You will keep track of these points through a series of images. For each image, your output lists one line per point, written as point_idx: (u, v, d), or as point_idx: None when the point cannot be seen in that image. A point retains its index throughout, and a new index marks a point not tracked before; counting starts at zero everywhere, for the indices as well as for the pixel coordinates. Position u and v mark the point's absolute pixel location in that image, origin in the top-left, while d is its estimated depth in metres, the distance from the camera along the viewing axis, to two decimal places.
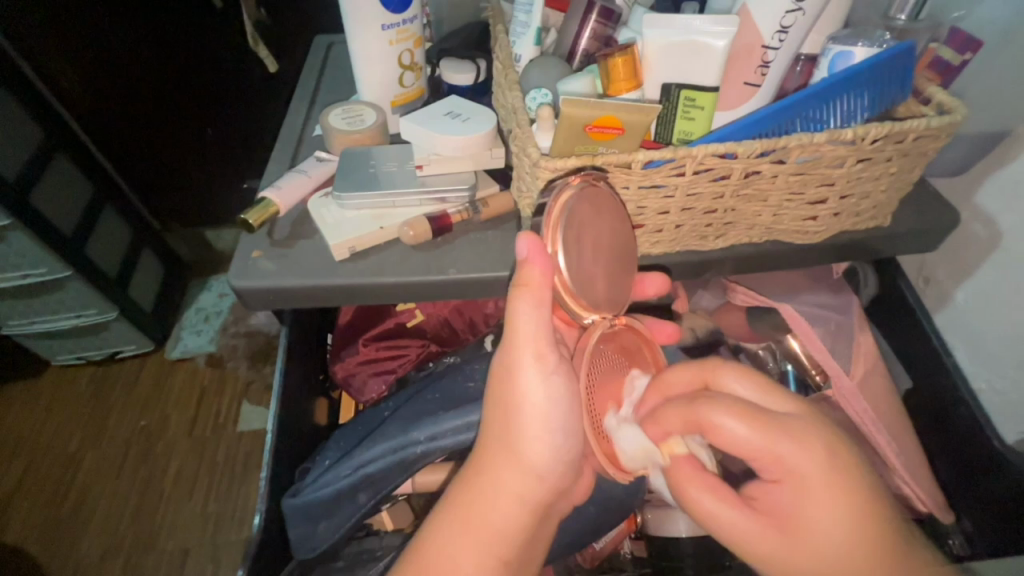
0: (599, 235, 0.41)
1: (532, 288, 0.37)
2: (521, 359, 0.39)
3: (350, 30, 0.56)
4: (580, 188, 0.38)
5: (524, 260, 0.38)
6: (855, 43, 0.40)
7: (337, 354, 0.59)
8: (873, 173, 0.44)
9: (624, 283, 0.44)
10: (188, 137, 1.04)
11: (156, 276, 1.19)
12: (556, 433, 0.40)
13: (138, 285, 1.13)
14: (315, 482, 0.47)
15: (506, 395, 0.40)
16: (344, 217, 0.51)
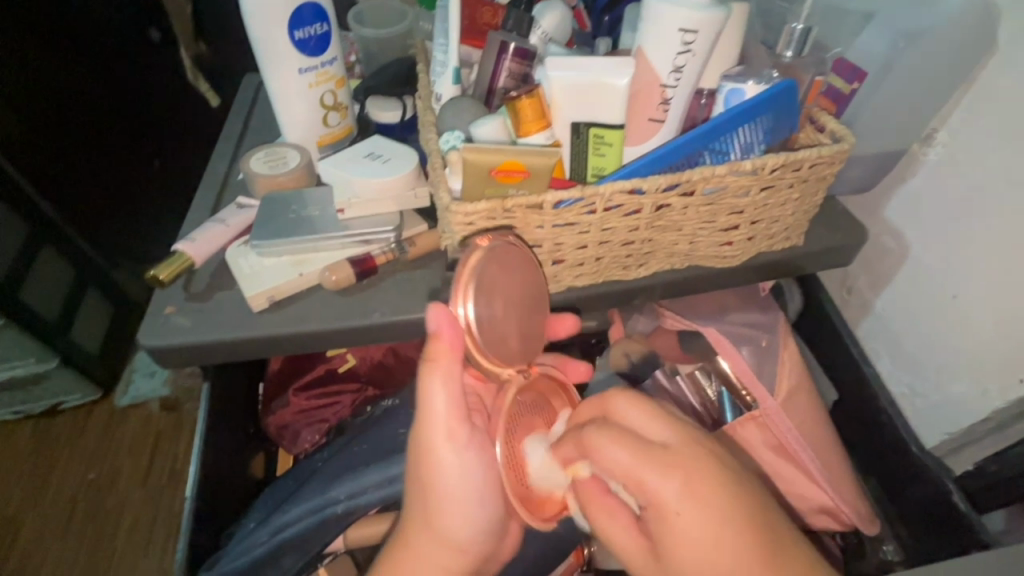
0: (509, 291, 0.40)
1: (439, 363, 0.38)
2: (434, 438, 0.39)
3: (267, 73, 0.55)
4: (488, 248, 0.38)
5: (433, 333, 0.38)
6: (745, 80, 0.42)
7: (270, 406, 0.57)
8: (778, 200, 0.46)
9: (536, 333, 0.43)
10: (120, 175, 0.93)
11: (103, 321, 1.04)
12: (474, 504, 0.41)
13: (82, 329, 1.00)
14: (235, 550, 0.46)
15: (426, 473, 0.40)
16: (263, 266, 0.50)
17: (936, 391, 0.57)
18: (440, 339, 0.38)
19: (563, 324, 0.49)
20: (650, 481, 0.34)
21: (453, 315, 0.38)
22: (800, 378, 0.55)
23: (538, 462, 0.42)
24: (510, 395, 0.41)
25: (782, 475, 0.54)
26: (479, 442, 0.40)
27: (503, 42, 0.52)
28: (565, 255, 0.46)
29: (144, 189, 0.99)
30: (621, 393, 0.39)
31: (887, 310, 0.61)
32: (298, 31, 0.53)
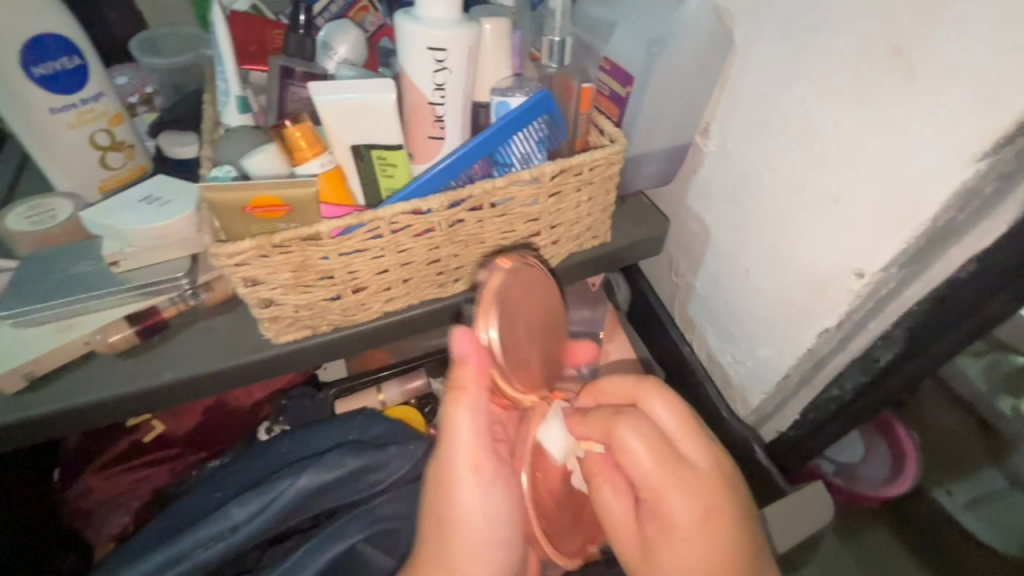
0: (530, 314, 0.41)
1: (465, 391, 0.39)
2: (459, 473, 0.42)
3: (8, 115, 0.48)
4: (511, 270, 0.39)
5: (461, 358, 0.38)
6: (512, 93, 0.43)
7: (67, 494, 0.50)
8: (569, 203, 0.48)
9: (554, 361, 0.45)
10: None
11: None
12: (493, 540, 0.43)
13: None
14: None
15: (449, 506, 0.43)
16: (20, 338, 0.43)
17: (749, 357, 0.63)
18: (467, 365, 0.38)
19: (586, 351, 0.51)
20: (668, 492, 0.40)
21: (477, 340, 0.38)
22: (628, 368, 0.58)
23: (553, 440, 0.43)
24: (536, 426, 0.44)
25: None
26: (501, 477, 0.43)
27: (285, 67, 0.50)
28: (367, 282, 0.44)
29: None
30: (654, 389, 0.44)
31: (705, 290, 0.66)
32: (36, 68, 0.47)
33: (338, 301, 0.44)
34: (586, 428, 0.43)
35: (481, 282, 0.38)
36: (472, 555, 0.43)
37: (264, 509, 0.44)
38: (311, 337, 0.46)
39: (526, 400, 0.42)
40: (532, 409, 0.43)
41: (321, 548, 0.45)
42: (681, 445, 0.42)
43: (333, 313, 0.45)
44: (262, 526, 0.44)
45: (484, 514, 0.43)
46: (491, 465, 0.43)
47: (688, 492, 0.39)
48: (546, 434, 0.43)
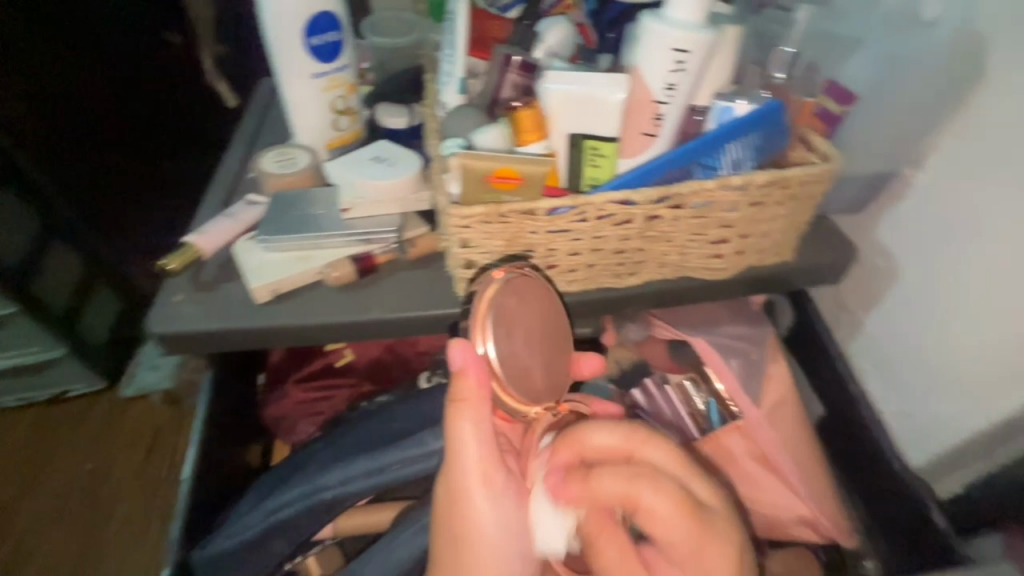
0: (530, 327, 0.42)
1: (469, 402, 0.40)
2: (468, 485, 0.41)
3: (282, 76, 0.58)
4: (505, 282, 0.41)
5: (461, 371, 0.40)
6: (736, 99, 0.44)
7: (269, 397, 0.59)
8: (766, 215, 0.47)
9: (562, 369, 0.44)
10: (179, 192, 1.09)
11: (110, 315, 1.09)
12: (512, 558, 0.42)
13: (91, 325, 1.06)
14: (230, 529, 0.47)
15: (460, 518, 0.42)
16: (268, 260, 0.51)
17: (923, 411, 0.57)
18: (467, 376, 0.40)
19: (590, 362, 0.49)
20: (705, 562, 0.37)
21: (473, 351, 0.40)
22: (786, 396, 0.55)
23: (552, 534, 0.41)
24: (541, 432, 0.44)
25: (762, 485, 0.56)
26: (514, 487, 0.42)
27: (507, 55, 0.54)
28: (558, 261, 0.47)
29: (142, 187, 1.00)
30: (653, 436, 0.41)
31: (878, 330, 0.61)
32: (314, 38, 0.56)
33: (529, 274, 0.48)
34: (594, 491, 0.39)
35: (479, 294, 0.41)
36: (486, 561, 0.42)
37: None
38: None
39: (532, 413, 0.43)
40: (536, 419, 0.43)
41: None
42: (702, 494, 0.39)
43: None
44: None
45: (499, 529, 0.42)
46: (503, 475, 0.42)
47: (721, 545, 0.37)
48: (544, 525, 0.41)
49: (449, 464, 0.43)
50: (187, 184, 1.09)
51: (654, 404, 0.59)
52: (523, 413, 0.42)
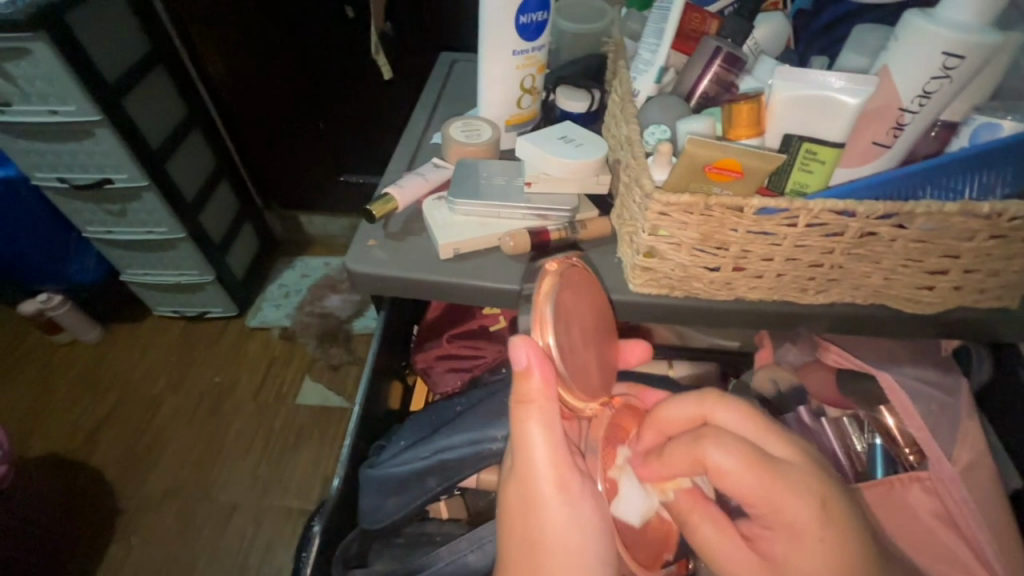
0: (582, 322, 0.43)
1: (538, 402, 0.39)
2: (543, 490, 0.40)
3: (483, 50, 0.61)
4: (558, 273, 0.42)
5: (526, 371, 0.38)
6: (1003, 117, 0.39)
7: (420, 346, 0.64)
8: (1006, 252, 0.42)
9: (608, 356, 0.47)
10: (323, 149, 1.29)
11: (250, 249, 1.43)
12: (593, 566, 0.39)
13: (236, 253, 1.37)
14: (392, 459, 0.51)
15: (534, 524, 0.40)
16: (454, 220, 0.55)
17: None
18: (532, 376, 0.38)
19: (633, 351, 0.52)
20: (786, 505, 0.37)
21: (537, 344, 0.39)
22: (979, 461, 0.48)
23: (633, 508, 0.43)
24: (601, 424, 0.45)
25: (933, 551, 0.49)
26: (590, 492, 0.41)
27: (717, 48, 0.53)
28: (748, 264, 0.45)
29: (310, 147, 1.28)
30: (723, 402, 0.42)
31: None
32: (523, 17, 0.58)
33: (712, 272, 0.46)
34: (670, 466, 0.41)
35: (535, 292, 0.41)
36: (567, 569, 0.39)
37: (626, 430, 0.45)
38: (664, 296, 0.50)
39: (587, 409, 0.43)
40: (594, 416, 0.44)
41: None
42: (767, 449, 0.40)
43: (698, 282, 0.48)
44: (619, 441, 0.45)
45: (576, 533, 0.40)
46: (579, 481, 0.40)
47: (795, 489, 0.37)
48: (624, 499, 0.43)
49: (516, 467, 0.41)
50: (335, 148, 1.27)
51: (803, 429, 0.55)
52: (580, 410, 0.42)
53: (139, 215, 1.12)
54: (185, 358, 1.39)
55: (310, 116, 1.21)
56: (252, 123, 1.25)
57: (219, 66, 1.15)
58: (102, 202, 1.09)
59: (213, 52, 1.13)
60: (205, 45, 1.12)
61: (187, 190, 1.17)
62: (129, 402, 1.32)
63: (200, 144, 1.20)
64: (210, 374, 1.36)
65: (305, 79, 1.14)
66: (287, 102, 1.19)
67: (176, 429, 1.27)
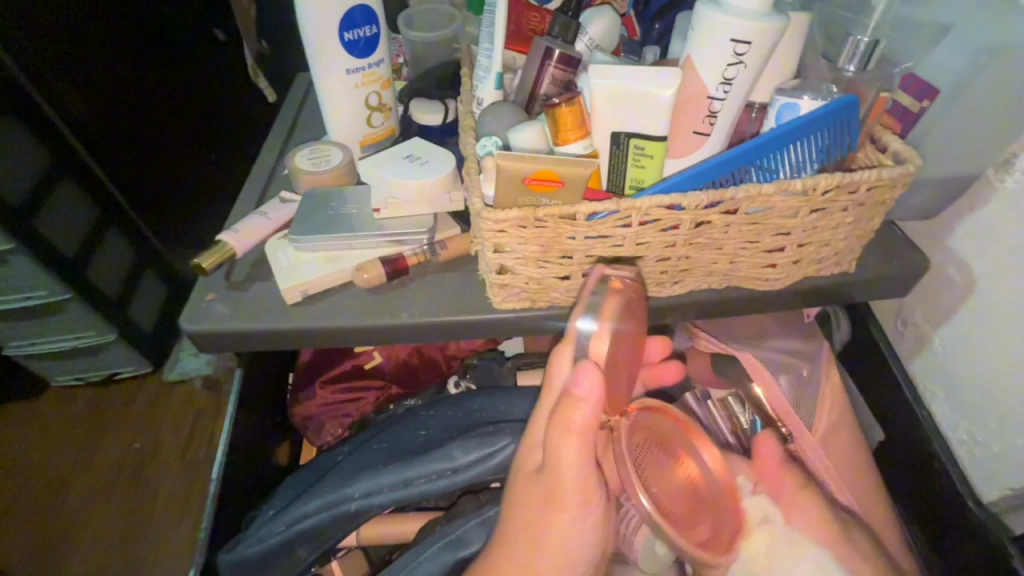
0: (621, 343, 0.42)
1: (586, 428, 0.38)
2: (571, 500, 0.40)
3: (316, 71, 0.57)
4: (625, 292, 0.40)
5: (586, 398, 0.37)
6: (801, 95, 0.40)
7: (296, 397, 0.59)
8: (829, 223, 0.43)
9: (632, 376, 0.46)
10: (193, 168, 1.16)
11: (157, 297, 1.24)
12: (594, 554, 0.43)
13: (139, 306, 1.19)
14: (253, 536, 0.48)
15: (553, 531, 0.41)
16: (300, 260, 0.51)
17: (1001, 440, 0.51)
18: (587, 404, 0.38)
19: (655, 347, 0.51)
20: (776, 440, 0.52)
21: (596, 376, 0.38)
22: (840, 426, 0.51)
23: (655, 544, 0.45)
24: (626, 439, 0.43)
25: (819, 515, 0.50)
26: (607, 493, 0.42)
27: (548, 48, 0.51)
28: (597, 268, 0.44)
29: (202, 182, 1.20)
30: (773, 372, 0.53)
31: (946, 347, 0.55)
32: (347, 34, 0.55)
33: (565, 280, 0.45)
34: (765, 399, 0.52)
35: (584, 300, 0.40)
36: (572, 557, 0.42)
37: (486, 461, 0.46)
38: (529, 309, 0.48)
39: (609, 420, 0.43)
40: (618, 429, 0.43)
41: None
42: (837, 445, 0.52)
43: (556, 291, 0.46)
44: (481, 474, 0.45)
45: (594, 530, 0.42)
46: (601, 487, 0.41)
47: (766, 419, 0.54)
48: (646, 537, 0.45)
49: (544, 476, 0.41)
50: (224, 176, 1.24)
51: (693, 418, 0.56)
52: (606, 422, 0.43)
53: (5, 283, 0.97)
54: (86, 431, 1.24)
55: (202, 147, 1.16)
56: (131, 161, 1.03)
57: (84, 110, 0.92)
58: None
59: (77, 86, 0.90)
60: (61, 82, 0.88)
61: (64, 247, 0.98)
62: (26, 489, 1.17)
63: (73, 199, 0.98)
64: (119, 441, 1.23)
65: (183, 106, 1.08)
66: (168, 132, 1.06)
67: (84, 512, 1.13)
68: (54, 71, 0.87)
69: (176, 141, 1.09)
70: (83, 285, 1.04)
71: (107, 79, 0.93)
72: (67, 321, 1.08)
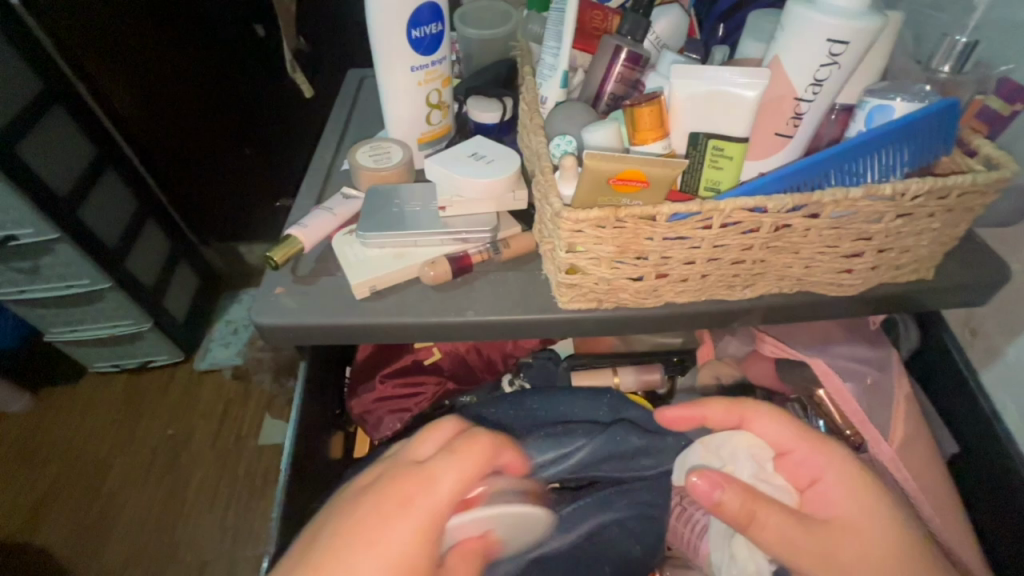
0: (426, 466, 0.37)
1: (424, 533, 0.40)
2: None
3: (380, 69, 0.57)
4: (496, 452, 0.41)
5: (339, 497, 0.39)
6: (893, 97, 0.39)
7: (355, 390, 0.60)
8: (914, 229, 0.42)
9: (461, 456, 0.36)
10: (230, 162, 1.16)
11: (190, 287, 1.30)
12: None
13: (174, 296, 1.24)
14: None
15: None
16: (366, 256, 0.51)
17: None
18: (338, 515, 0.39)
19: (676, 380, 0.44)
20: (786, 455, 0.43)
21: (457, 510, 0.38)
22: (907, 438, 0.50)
23: None
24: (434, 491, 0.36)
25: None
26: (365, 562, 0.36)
27: (617, 46, 0.51)
28: (671, 269, 0.44)
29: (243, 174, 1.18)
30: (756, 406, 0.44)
31: (1021, 359, 0.53)
32: (414, 31, 0.55)
33: (636, 282, 0.45)
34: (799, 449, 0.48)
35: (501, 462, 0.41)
36: None
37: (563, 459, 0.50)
38: (594, 310, 0.48)
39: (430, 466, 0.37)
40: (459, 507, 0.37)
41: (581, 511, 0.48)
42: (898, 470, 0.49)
43: (625, 293, 0.46)
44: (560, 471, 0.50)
45: None
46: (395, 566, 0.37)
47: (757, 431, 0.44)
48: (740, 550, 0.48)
49: None
50: (267, 174, 1.19)
51: None
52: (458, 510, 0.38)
53: (55, 269, 1.00)
54: (128, 416, 1.28)
55: (241, 140, 1.12)
56: (168, 155, 1.10)
57: (126, 102, 1.00)
58: (8, 262, 0.95)
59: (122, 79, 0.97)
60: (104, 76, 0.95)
61: (105, 236, 1.03)
62: (70, 468, 1.21)
63: (115, 185, 1.06)
64: (158, 426, 1.26)
65: (224, 96, 1.05)
66: (208, 124, 1.08)
67: (126, 493, 1.17)
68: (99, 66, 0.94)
69: (216, 134, 1.10)
70: (124, 272, 1.07)
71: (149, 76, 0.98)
72: (113, 308, 1.11)
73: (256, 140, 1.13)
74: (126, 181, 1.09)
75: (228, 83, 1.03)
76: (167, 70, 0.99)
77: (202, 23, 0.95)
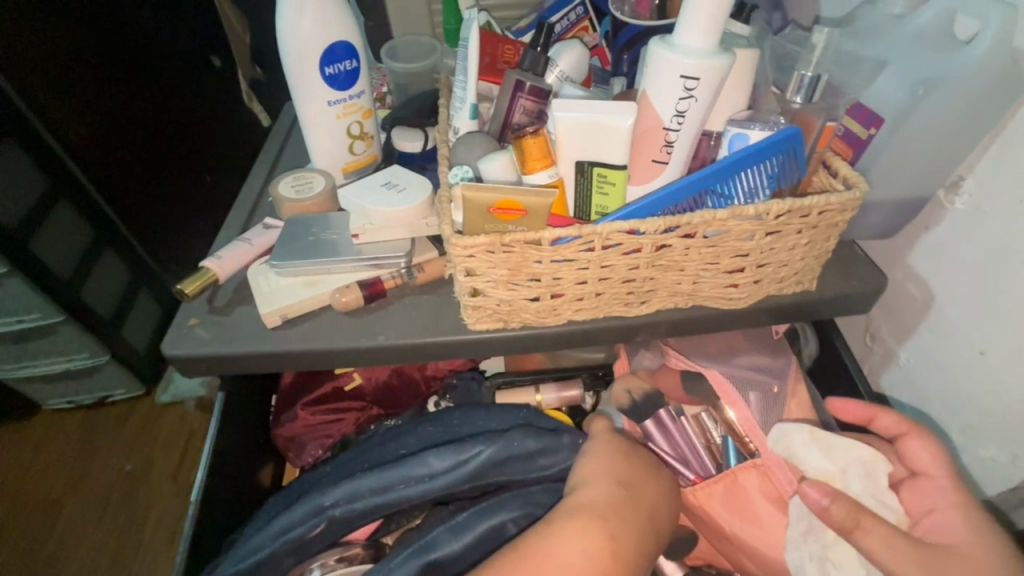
0: None
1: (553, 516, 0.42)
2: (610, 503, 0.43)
3: (299, 104, 0.59)
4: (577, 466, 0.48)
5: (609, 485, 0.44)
6: (751, 126, 0.43)
7: (279, 418, 0.60)
8: (785, 245, 0.45)
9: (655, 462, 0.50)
10: (188, 188, 1.19)
11: (152, 315, 1.24)
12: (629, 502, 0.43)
13: (132, 324, 1.19)
14: (239, 551, 0.49)
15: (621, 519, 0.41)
16: (280, 284, 0.52)
17: (965, 451, 0.52)
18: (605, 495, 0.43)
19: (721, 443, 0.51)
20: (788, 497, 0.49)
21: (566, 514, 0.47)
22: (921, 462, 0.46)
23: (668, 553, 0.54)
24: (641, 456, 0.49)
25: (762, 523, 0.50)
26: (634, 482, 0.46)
27: (518, 80, 0.54)
28: (565, 289, 0.46)
29: (199, 196, 1.23)
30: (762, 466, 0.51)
31: (912, 361, 0.56)
32: (328, 68, 0.57)
33: (535, 302, 0.47)
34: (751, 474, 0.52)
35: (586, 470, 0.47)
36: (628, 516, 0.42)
37: (460, 466, 0.48)
38: (501, 330, 0.50)
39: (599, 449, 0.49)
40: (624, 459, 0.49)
41: (478, 516, 0.47)
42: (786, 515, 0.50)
43: (527, 313, 0.48)
44: (453, 481, 0.48)
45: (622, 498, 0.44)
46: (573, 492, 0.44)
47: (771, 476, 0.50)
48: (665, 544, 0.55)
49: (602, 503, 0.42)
50: (219, 197, 1.29)
51: (667, 434, 0.56)
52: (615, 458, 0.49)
53: None
54: (74, 453, 1.24)
55: (201, 167, 1.20)
56: (126, 185, 1.05)
57: (83, 133, 0.94)
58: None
59: (79, 114, 0.93)
60: (58, 107, 0.90)
61: (58, 268, 0.99)
62: (14, 513, 1.16)
63: (69, 219, 0.99)
64: (108, 463, 1.22)
65: (182, 123, 1.12)
66: (168, 149, 1.11)
67: (71, 535, 1.13)
68: (55, 98, 0.89)
69: (177, 158, 1.13)
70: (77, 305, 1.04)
71: (106, 104, 0.96)
72: (59, 343, 1.09)
73: (214, 169, 1.24)
74: (83, 216, 1.01)
75: (183, 109, 1.11)
76: (127, 100, 0.99)
77: (154, 58, 1.03)
